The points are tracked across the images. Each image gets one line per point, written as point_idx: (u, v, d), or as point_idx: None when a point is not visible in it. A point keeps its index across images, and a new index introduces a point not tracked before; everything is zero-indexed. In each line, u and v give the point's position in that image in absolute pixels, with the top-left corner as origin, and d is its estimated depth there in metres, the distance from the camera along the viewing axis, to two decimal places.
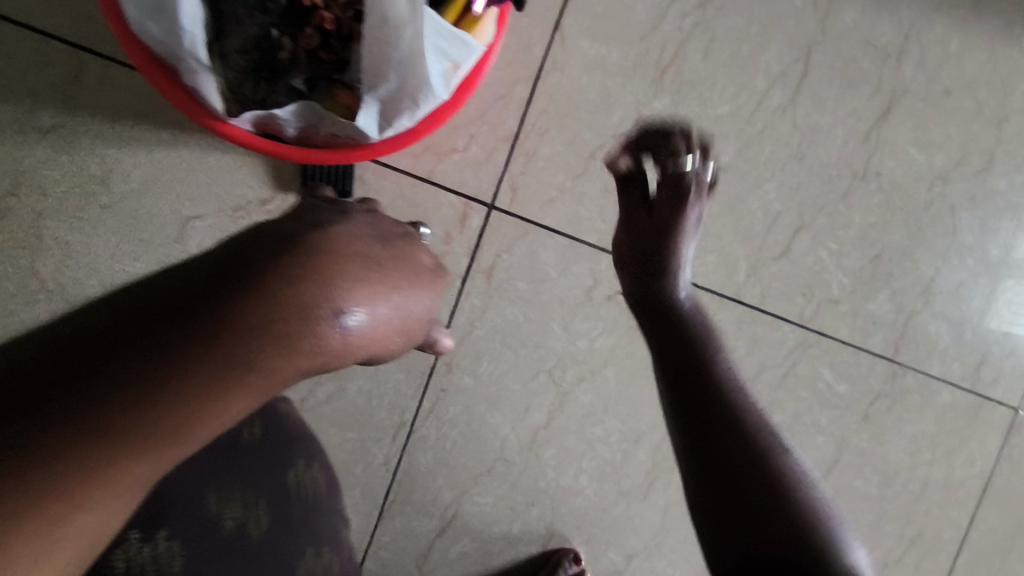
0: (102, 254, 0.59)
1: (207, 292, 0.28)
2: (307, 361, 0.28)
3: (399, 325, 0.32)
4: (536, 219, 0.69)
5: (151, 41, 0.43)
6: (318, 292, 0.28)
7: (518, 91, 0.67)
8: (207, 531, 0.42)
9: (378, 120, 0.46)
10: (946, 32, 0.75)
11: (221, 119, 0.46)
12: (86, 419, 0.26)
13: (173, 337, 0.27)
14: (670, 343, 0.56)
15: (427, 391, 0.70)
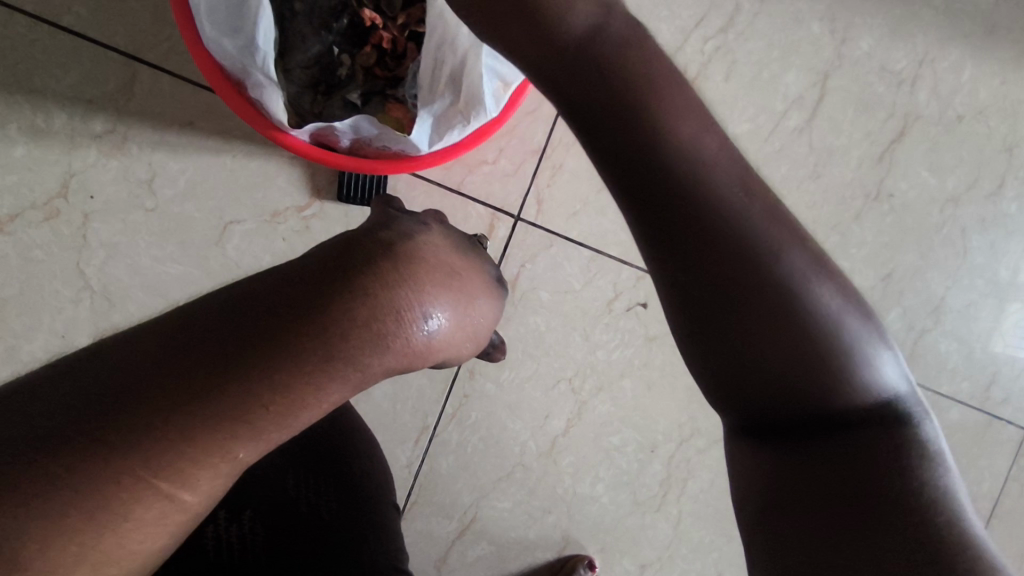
0: (146, 255, 0.61)
1: (314, 294, 0.33)
2: (397, 358, 0.34)
3: (467, 331, 0.38)
4: (561, 231, 0.71)
5: (220, 54, 0.44)
6: (413, 297, 0.34)
7: (546, 108, 0.70)
8: (287, 511, 0.46)
9: (431, 134, 0.48)
10: (959, 60, 0.78)
11: (281, 130, 0.46)
12: (205, 399, 0.31)
13: (283, 333, 0.32)
14: (628, 162, 0.41)
15: (450, 395, 0.72)
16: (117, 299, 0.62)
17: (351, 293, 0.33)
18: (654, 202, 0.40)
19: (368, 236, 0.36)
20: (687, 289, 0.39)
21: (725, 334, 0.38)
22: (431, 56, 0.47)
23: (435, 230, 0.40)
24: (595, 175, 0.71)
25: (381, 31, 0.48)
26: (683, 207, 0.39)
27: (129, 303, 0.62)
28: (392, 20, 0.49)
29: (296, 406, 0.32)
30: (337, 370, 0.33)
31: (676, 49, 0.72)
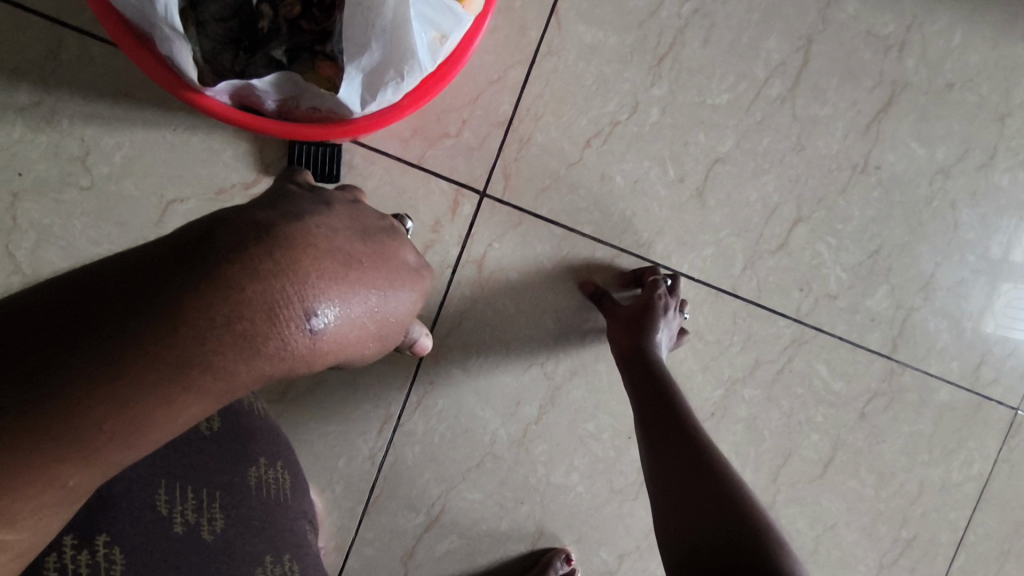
0: (80, 236, 0.57)
1: (162, 286, 0.27)
2: (270, 364, 0.28)
3: (375, 330, 0.32)
4: (529, 208, 0.67)
5: (125, 6, 0.41)
6: (289, 290, 0.27)
7: (511, 77, 0.66)
8: (156, 534, 0.42)
9: (362, 93, 0.45)
10: (949, 25, 0.74)
11: (197, 91, 0.44)
12: (33, 408, 0.26)
13: (127, 330, 0.27)
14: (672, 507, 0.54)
15: (415, 383, 0.69)
16: None
17: (207, 285, 0.27)
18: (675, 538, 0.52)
19: (246, 213, 0.30)
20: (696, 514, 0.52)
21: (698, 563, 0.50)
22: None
23: (340, 211, 0.34)
24: (565, 148, 0.67)
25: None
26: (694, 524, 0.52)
27: None
28: None
29: (142, 425, 0.28)
30: (188, 382, 0.27)
31: (650, 12, 0.67)
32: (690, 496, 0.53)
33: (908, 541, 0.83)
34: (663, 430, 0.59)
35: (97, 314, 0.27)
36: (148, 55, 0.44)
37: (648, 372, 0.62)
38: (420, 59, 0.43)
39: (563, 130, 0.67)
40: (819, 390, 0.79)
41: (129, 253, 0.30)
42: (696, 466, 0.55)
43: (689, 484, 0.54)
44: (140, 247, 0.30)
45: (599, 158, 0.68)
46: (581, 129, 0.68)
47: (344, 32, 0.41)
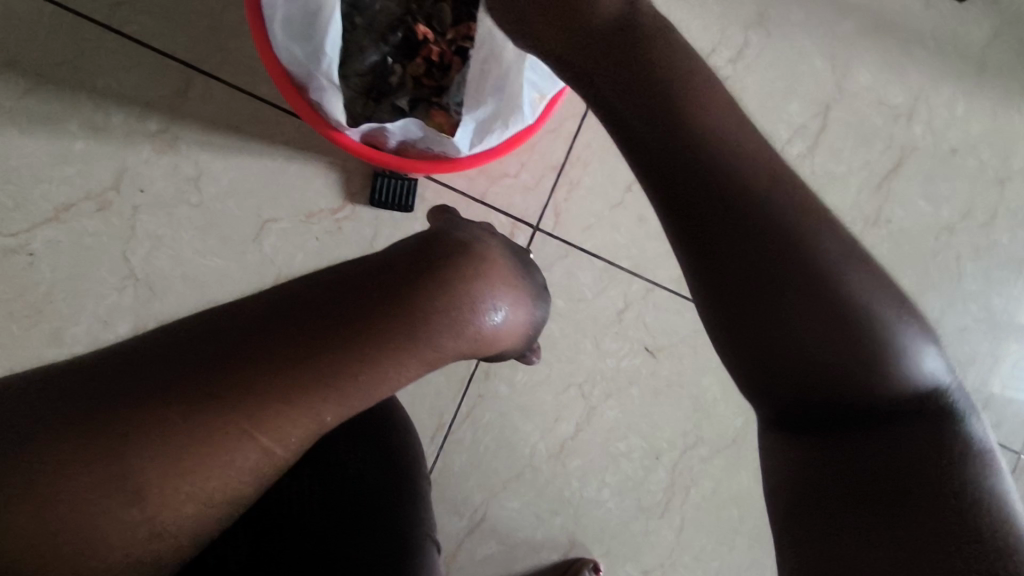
0: (188, 247, 0.65)
1: (399, 279, 0.41)
2: (466, 342, 0.42)
3: (525, 327, 0.46)
4: (576, 243, 0.75)
5: (289, 60, 0.50)
6: (485, 291, 0.42)
7: (566, 127, 0.74)
8: (334, 471, 0.47)
9: (471, 137, 0.54)
10: (952, 98, 0.83)
11: (337, 129, 0.51)
12: (305, 358, 0.38)
13: (374, 309, 0.40)
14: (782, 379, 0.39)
15: (465, 396, 0.75)
16: (158, 288, 0.65)
17: (431, 282, 0.41)
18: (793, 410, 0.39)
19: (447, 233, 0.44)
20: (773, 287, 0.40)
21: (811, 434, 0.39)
22: (479, 65, 0.55)
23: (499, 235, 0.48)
24: (609, 191, 0.76)
25: (431, 45, 0.55)
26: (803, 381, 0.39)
27: (169, 292, 0.65)
28: (442, 35, 0.56)
29: (376, 376, 0.40)
30: (412, 350, 0.40)
31: None
32: (820, 374, 0.39)
33: None
34: (707, 263, 0.41)
35: (352, 295, 0.40)
36: (300, 95, 0.51)
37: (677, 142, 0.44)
38: (523, 113, 0.53)
39: (608, 175, 0.76)
40: None
41: (363, 258, 0.43)
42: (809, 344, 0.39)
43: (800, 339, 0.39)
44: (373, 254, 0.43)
45: (639, 200, 0.76)
46: (624, 174, 0.76)
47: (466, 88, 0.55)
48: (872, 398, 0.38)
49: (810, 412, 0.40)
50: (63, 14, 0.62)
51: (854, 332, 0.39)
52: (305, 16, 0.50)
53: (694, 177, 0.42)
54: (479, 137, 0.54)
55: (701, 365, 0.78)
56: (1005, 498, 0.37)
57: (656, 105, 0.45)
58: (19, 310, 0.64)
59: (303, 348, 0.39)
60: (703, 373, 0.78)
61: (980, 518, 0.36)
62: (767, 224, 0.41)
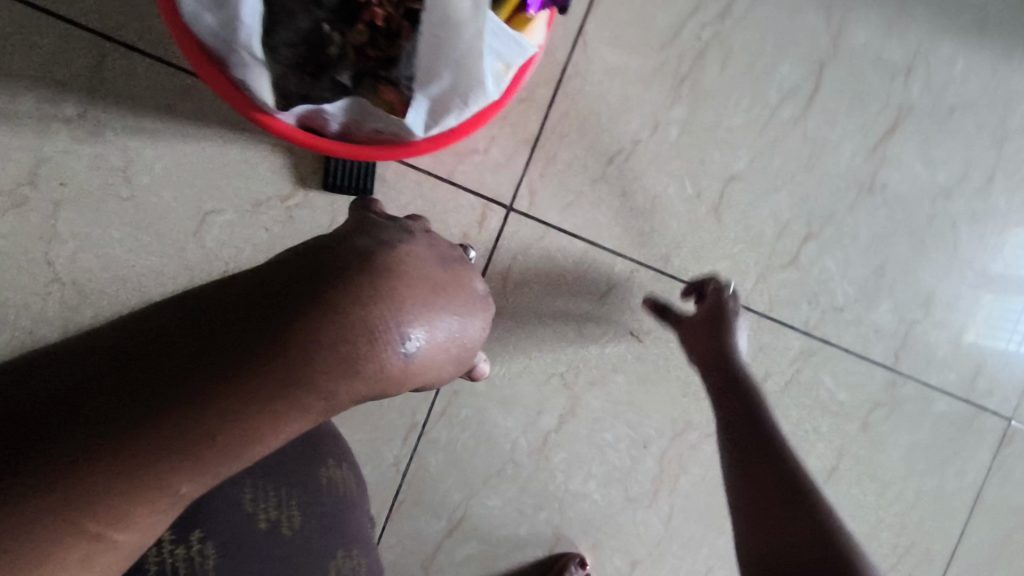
0: (119, 246, 0.58)
1: (285, 307, 0.36)
2: (368, 380, 0.36)
3: (449, 354, 0.39)
4: (554, 223, 0.69)
5: (200, 30, 0.43)
6: (387, 316, 0.36)
7: (539, 95, 0.68)
8: (243, 530, 0.43)
9: (426, 118, 0.47)
10: (952, 53, 0.77)
11: (269, 113, 0.47)
12: (170, 408, 0.34)
13: (254, 345, 0.35)
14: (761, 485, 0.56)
15: (439, 393, 0.70)
16: (90, 292, 0.59)
17: (319, 309, 0.35)
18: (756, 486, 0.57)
19: (346, 247, 0.39)
20: (762, 471, 0.57)
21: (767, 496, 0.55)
22: (434, 31, 0.43)
23: (419, 240, 0.42)
24: (589, 165, 0.70)
25: (375, 7, 0.45)
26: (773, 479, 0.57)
27: (102, 296, 0.59)
28: None
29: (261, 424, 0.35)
30: (301, 393, 0.35)
31: (672, 36, 0.70)
32: (782, 487, 0.56)
33: (907, 548, 0.86)
34: (749, 425, 0.61)
35: (242, 325, 0.36)
36: (223, 77, 0.46)
37: (731, 367, 0.64)
38: (486, 88, 0.45)
39: (587, 147, 0.69)
40: (824, 400, 0.81)
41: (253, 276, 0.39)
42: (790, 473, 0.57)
43: (794, 471, 0.57)
44: (262, 272, 0.39)
45: (621, 174, 0.70)
46: (604, 146, 0.70)
47: (417, 61, 0.44)
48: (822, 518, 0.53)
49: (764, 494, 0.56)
50: None
51: (790, 460, 0.58)
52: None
53: (748, 402, 0.63)
54: (435, 118, 0.48)
55: None
56: None
57: (718, 358, 0.65)
58: None
59: (179, 394, 0.34)
60: None
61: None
62: (767, 422, 0.62)
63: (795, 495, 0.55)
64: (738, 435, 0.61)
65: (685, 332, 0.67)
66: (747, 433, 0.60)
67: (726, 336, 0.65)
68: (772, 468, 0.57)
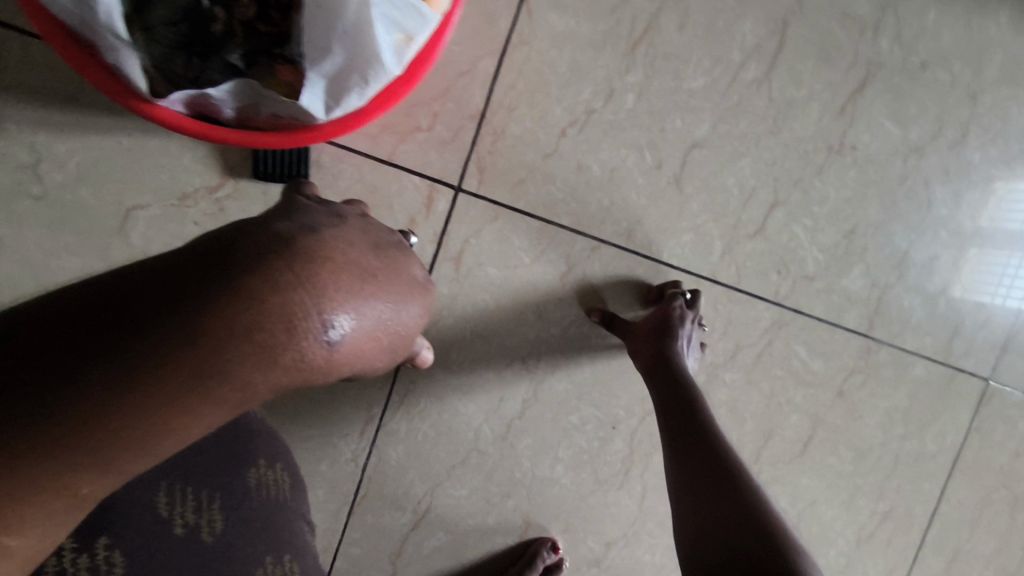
0: (37, 248, 0.55)
1: (185, 295, 0.29)
2: (287, 374, 0.30)
3: (383, 342, 0.33)
4: (506, 202, 0.66)
5: (59, 9, 0.39)
6: (309, 303, 0.29)
7: (483, 67, 0.64)
8: (156, 536, 0.39)
9: (325, 100, 0.44)
10: (923, 3, 0.73)
11: (149, 101, 0.43)
12: (45, 423, 0.28)
13: (147, 342, 0.28)
14: (693, 470, 0.56)
15: (395, 384, 0.68)
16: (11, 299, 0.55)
17: (230, 295, 0.28)
18: (685, 473, 0.56)
19: (264, 227, 0.32)
20: (693, 459, 0.57)
21: (699, 483, 0.55)
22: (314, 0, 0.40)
23: (351, 223, 0.36)
24: (540, 139, 0.66)
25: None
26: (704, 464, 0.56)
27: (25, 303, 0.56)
28: None
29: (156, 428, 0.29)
30: (211, 389, 0.29)
31: None
32: (713, 475, 0.55)
33: (886, 513, 0.85)
34: (682, 412, 0.60)
35: (128, 316, 0.29)
36: (98, 63, 0.43)
37: (676, 378, 0.62)
38: (386, 64, 0.42)
39: (538, 120, 0.66)
40: (798, 371, 0.79)
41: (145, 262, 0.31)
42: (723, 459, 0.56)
43: (740, 486, 0.53)
44: (155, 258, 0.31)
45: (575, 147, 0.67)
46: (556, 118, 0.66)
47: (302, 36, 0.41)
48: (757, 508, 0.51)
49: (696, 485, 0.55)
50: None
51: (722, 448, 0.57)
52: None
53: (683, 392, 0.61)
54: (336, 99, 0.44)
55: None
56: None
57: (660, 362, 0.63)
58: None
59: (54, 399, 0.28)
60: None
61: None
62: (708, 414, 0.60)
63: (724, 480, 0.54)
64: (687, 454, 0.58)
65: (638, 344, 0.65)
66: (692, 454, 0.57)
67: (669, 346, 0.63)
68: (717, 487, 0.53)
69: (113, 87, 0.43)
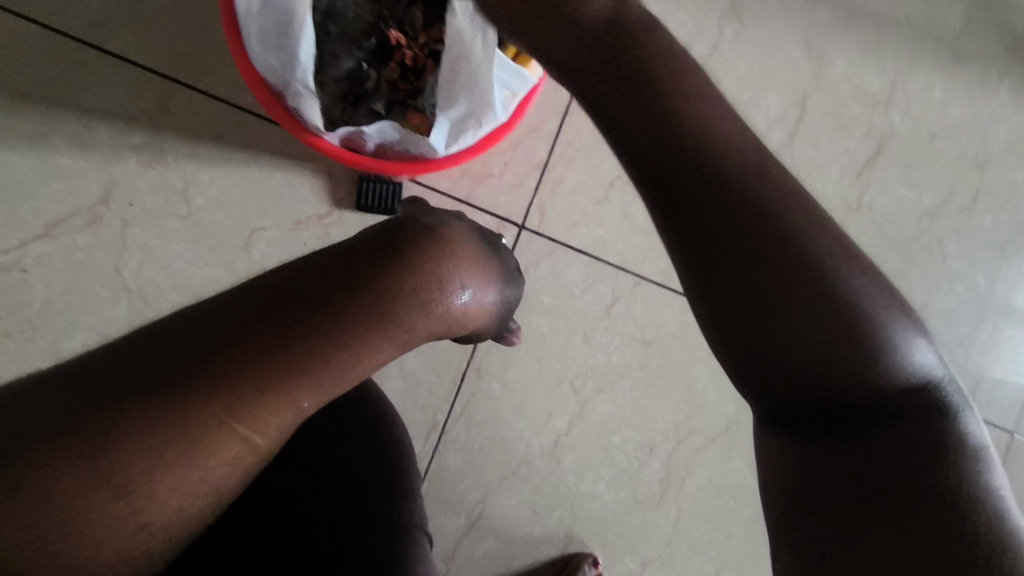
0: (178, 259, 0.67)
1: (366, 263, 0.43)
2: (438, 323, 0.45)
3: (495, 309, 0.51)
4: (561, 240, 0.76)
5: (265, 68, 0.53)
6: (451, 271, 0.46)
7: (547, 126, 0.76)
8: (324, 466, 0.46)
9: (447, 137, 0.56)
10: (928, 84, 0.84)
11: (316, 135, 0.54)
12: (273, 350, 0.39)
13: (343, 297, 0.42)
14: (713, 239, 0.39)
15: (458, 394, 0.76)
16: (151, 300, 0.67)
17: (398, 262, 0.44)
18: (693, 231, 0.39)
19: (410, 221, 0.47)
20: (693, 220, 0.39)
21: (719, 248, 0.39)
22: (450, 66, 0.54)
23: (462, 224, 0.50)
24: (593, 188, 0.77)
25: (404, 49, 0.57)
26: (722, 218, 0.39)
27: (163, 304, 0.67)
28: (415, 39, 0.58)
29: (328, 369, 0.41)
30: (388, 330, 0.43)
31: None
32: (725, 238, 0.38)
33: None
34: (670, 180, 0.41)
35: (332, 279, 0.42)
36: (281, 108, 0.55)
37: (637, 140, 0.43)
38: (495, 111, 0.55)
39: (591, 172, 0.77)
40: None
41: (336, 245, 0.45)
42: (732, 209, 0.39)
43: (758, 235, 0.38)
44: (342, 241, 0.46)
45: (623, 196, 0.77)
46: (607, 171, 0.77)
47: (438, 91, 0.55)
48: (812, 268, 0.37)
49: (707, 253, 0.39)
50: (52, 36, 0.64)
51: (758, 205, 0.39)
52: (274, 24, 0.52)
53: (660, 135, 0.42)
54: (454, 137, 0.57)
55: (691, 356, 0.79)
56: (993, 492, 0.35)
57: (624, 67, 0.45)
58: (13, 327, 0.65)
59: (282, 332, 0.40)
60: (695, 365, 0.79)
61: (973, 515, 0.34)
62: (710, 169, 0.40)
63: (733, 234, 0.38)
64: (691, 195, 0.40)
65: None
66: (767, 225, 0.38)
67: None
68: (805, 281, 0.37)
69: (290, 123, 0.55)
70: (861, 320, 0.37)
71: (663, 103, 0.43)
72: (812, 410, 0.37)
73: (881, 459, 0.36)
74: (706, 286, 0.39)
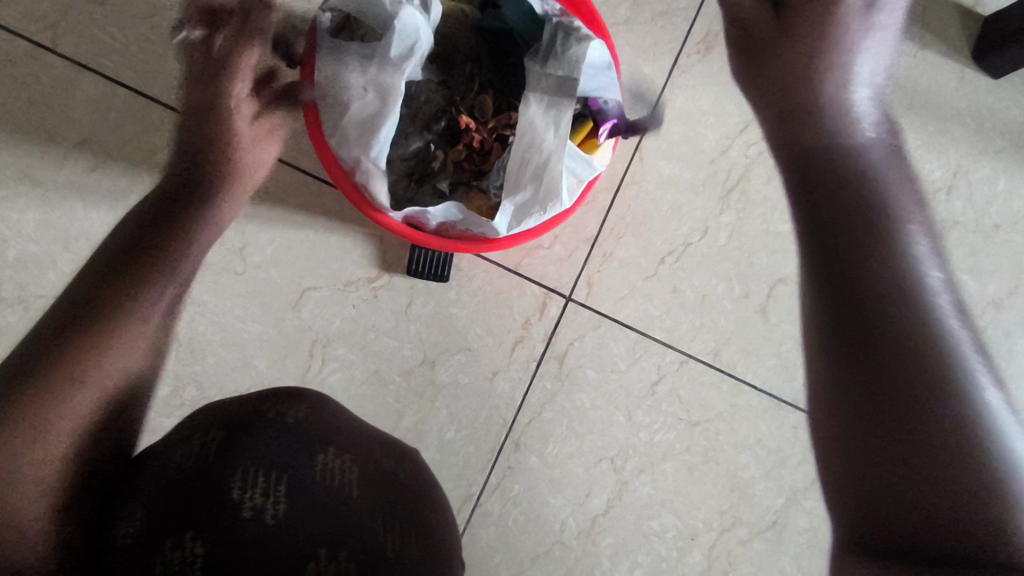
0: (229, 313, 0.69)
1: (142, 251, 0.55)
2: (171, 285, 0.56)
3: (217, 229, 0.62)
4: (608, 313, 0.75)
5: (343, 148, 0.57)
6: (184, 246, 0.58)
7: (600, 201, 0.76)
8: (376, 553, 0.36)
9: (510, 220, 0.57)
10: (992, 173, 0.82)
11: (381, 211, 0.57)
12: (38, 355, 0.45)
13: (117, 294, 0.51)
14: (844, 307, 0.49)
15: (495, 467, 0.73)
16: (199, 352, 0.68)
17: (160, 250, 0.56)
18: (837, 284, 0.51)
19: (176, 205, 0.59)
20: (831, 281, 0.52)
21: (847, 310, 0.49)
22: (520, 154, 0.55)
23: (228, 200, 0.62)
24: (643, 262, 0.76)
25: (473, 132, 0.59)
26: (860, 284, 0.49)
27: (211, 355, 0.69)
28: (483, 123, 0.60)
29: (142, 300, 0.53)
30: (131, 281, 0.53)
31: (721, 151, 0.78)
32: (855, 304, 0.48)
33: None
34: (830, 244, 0.53)
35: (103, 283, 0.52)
36: (348, 181, 0.58)
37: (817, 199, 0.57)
38: (560, 198, 0.56)
39: (641, 247, 0.76)
40: None
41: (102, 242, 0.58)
42: (865, 286, 0.49)
43: (890, 311, 0.46)
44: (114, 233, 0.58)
45: (672, 273, 0.76)
46: (658, 247, 0.76)
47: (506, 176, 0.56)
48: (916, 335, 0.45)
49: (834, 319, 0.50)
50: (132, 97, 0.68)
51: (880, 278, 0.48)
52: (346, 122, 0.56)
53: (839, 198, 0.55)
54: (517, 220, 0.58)
55: (737, 441, 0.76)
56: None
57: (799, 93, 0.62)
58: None
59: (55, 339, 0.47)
60: (741, 452, 0.76)
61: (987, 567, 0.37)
62: (859, 243, 0.51)
63: (858, 309, 0.48)
64: (839, 323, 0.50)
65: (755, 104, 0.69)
66: (883, 291, 0.47)
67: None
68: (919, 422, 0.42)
69: (358, 198, 0.57)
70: (952, 385, 0.43)
71: (840, 179, 0.56)
72: (876, 485, 0.43)
73: (921, 501, 0.40)
74: (830, 342, 0.50)
